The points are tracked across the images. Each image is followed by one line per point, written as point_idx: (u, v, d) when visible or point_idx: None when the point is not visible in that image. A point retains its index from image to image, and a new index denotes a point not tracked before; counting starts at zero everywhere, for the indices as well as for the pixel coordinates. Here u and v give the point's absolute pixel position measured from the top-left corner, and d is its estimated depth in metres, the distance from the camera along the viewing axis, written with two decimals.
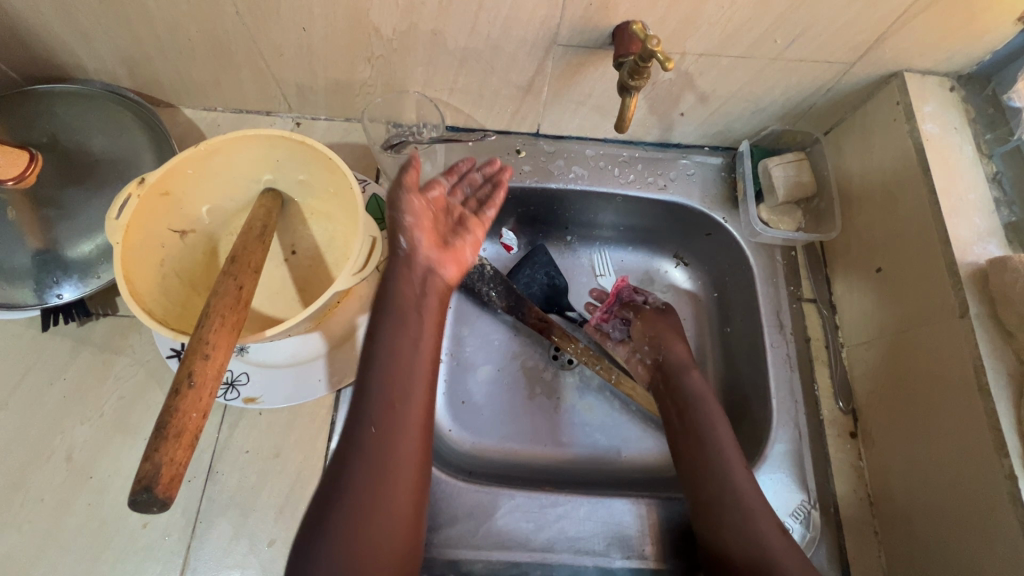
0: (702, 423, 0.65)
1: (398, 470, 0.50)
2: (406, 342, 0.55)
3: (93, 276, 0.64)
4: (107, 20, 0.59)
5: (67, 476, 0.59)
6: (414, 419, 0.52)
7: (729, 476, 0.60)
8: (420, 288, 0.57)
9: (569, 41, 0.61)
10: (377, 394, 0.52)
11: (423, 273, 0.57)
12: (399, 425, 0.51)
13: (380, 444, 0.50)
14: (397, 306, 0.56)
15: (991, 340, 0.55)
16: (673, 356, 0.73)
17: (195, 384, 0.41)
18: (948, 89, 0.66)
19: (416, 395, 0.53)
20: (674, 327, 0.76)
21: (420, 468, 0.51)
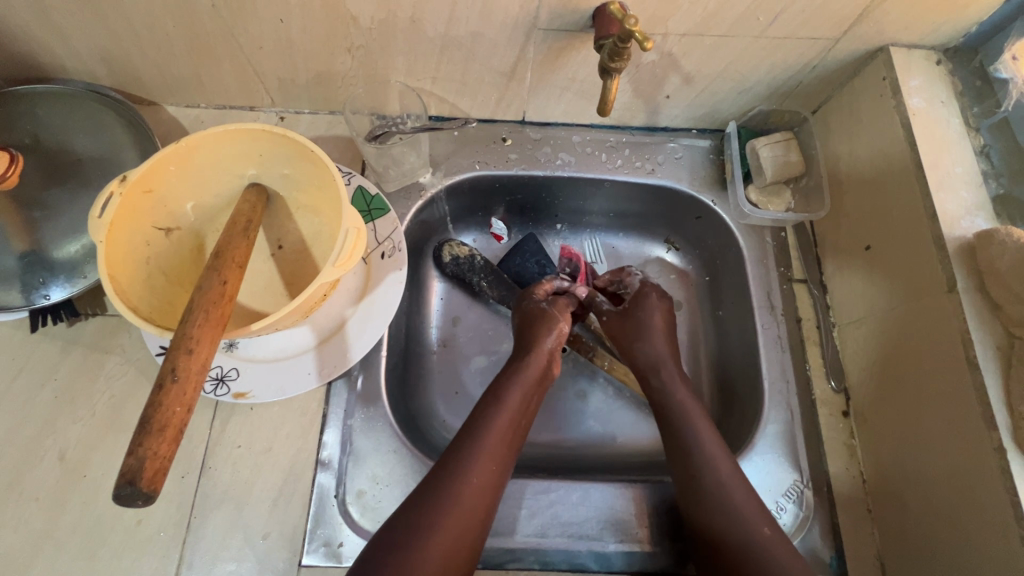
0: (679, 421, 0.64)
1: (467, 512, 0.54)
2: (517, 414, 0.61)
3: (79, 276, 0.64)
4: (83, 17, 0.59)
5: (61, 475, 0.59)
6: (501, 470, 0.57)
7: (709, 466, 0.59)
8: (541, 374, 0.66)
9: (549, 24, 0.60)
10: (475, 445, 0.57)
11: (551, 357, 0.67)
12: (484, 475, 0.56)
13: (466, 488, 0.55)
14: (514, 372, 0.64)
15: (980, 314, 0.54)
16: (646, 352, 0.70)
17: (179, 378, 0.41)
18: (935, 62, 0.66)
19: (495, 449, 0.58)
20: (643, 326, 0.71)
21: (489, 505, 0.55)
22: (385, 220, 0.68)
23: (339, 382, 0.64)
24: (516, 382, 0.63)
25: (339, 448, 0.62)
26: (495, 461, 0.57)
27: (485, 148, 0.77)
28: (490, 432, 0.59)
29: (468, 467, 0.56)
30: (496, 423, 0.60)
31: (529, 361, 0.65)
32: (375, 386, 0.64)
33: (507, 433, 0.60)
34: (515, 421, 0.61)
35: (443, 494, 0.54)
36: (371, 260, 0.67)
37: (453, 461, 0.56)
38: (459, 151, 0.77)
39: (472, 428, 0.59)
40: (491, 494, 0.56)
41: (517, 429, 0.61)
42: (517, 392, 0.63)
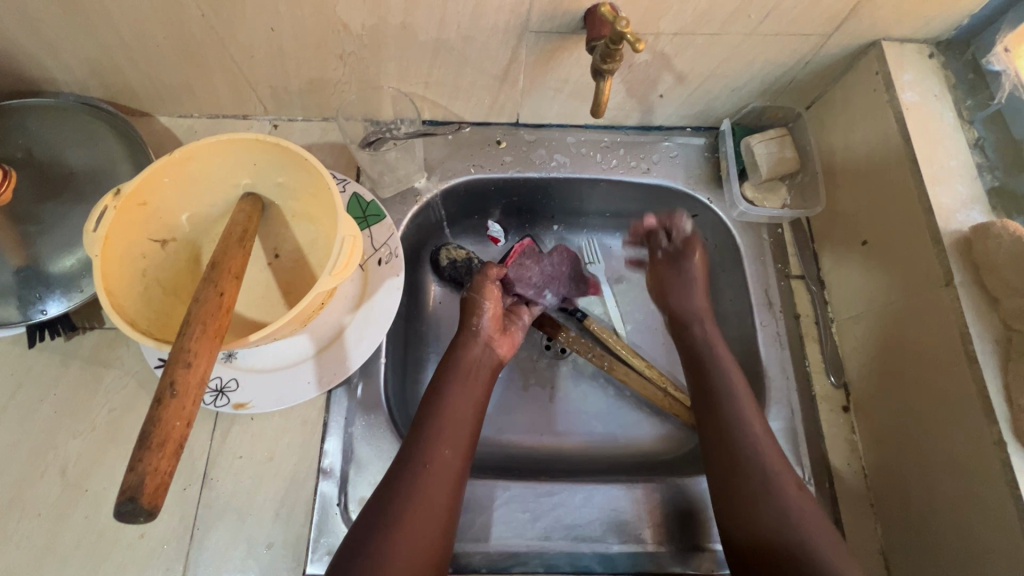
0: (724, 403, 0.61)
1: (428, 501, 0.53)
2: (462, 396, 0.61)
3: (76, 290, 0.64)
4: (73, 30, 0.59)
5: (62, 491, 0.59)
6: (454, 455, 0.57)
7: (761, 457, 0.57)
8: (481, 356, 0.66)
9: (540, 27, 0.60)
10: (427, 432, 0.57)
11: (488, 341, 0.67)
12: (438, 461, 0.55)
13: (424, 476, 0.54)
14: (454, 363, 0.64)
15: (978, 307, 0.55)
16: (684, 304, 0.72)
17: (178, 393, 0.41)
18: (927, 55, 0.66)
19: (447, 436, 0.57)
20: (686, 276, 0.73)
21: (455, 491, 0.55)
22: (381, 226, 0.68)
23: (339, 390, 0.64)
24: (452, 367, 0.64)
25: (341, 456, 0.61)
26: (447, 445, 0.57)
27: (479, 151, 0.77)
28: (440, 418, 0.58)
29: (422, 455, 0.55)
30: (445, 410, 0.59)
31: (465, 347, 0.65)
32: (376, 393, 0.64)
33: (456, 419, 0.59)
34: (465, 406, 0.60)
35: (404, 485, 0.53)
36: (368, 267, 0.66)
37: (408, 452, 0.56)
38: (453, 154, 0.77)
39: (423, 418, 0.59)
40: (453, 479, 0.55)
41: (471, 412, 0.60)
42: (456, 382, 0.62)
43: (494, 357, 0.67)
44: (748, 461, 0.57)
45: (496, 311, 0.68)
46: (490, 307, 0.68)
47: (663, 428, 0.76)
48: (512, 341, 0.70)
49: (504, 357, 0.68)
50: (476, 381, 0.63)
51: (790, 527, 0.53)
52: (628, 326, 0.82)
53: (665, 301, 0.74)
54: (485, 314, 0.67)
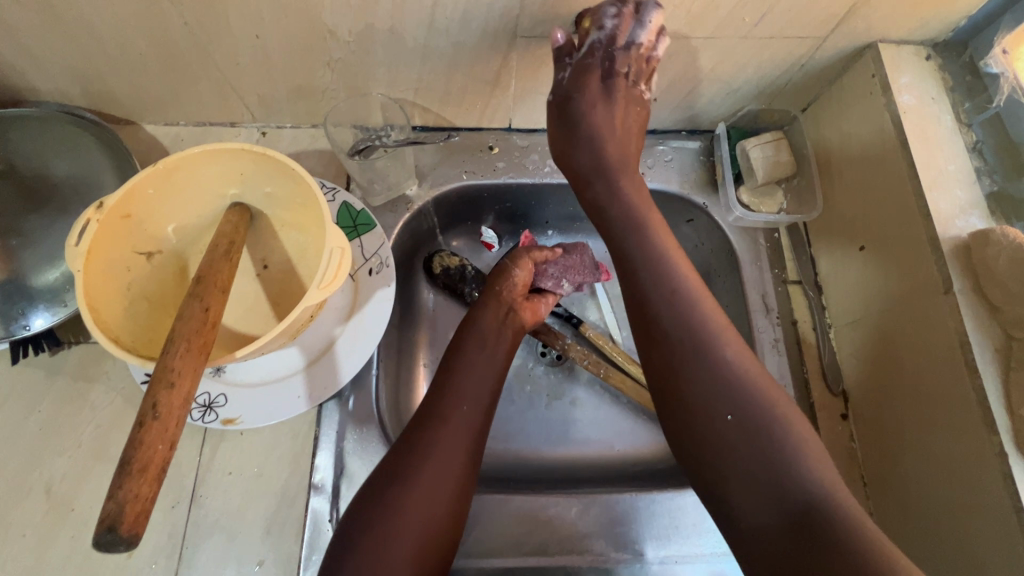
0: (674, 331, 0.56)
1: (447, 453, 0.54)
2: (486, 353, 0.62)
3: (60, 304, 0.62)
4: (54, 40, 0.57)
5: (48, 510, 0.58)
6: (474, 411, 0.58)
7: (719, 373, 0.53)
8: (502, 319, 0.65)
9: (531, 31, 0.59)
10: (450, 387, 0.58)
11: (512, 305, 0.67)
12: (457, 415, 0.56)
13: (444, 430, 0.55)
14: (478, 323, 0.64)
15: (978, 315, 0.54)
16: (576, 161, 0.66)
17: (160, 414, 0.40)
18: (924, 57, 0.65)
19: (469, 390, 0.59)
20: (577, 117, 0.64)
21: (472, 446, 0.56)
22: (372, 235, 0.67)
23: (330, 403, 0.63)
24: (474, 327, 0.64)
25: (332, 471, 0.60)
26: (467, 402, 0.58)
27: (471, 157, 0.76)
28: (462, 375, 0.60)
29: (443, 409, 0.56)
30: (468, 365, 0.61)
31: (489, 308, 0.65)
32: (367, 406, 0.63)
33: (478, 374, 0.60)
34: (488, 363, 0.62)
35: (424, 437, 0.54)
36: (358, 277, 0.65)
37: (429, 408, 0.57)
38: (445, 160, 0.75)
39: (448, 371, 0.60)
40: (472, 434, 0.57)
41: (495, 367, 0.62)
42: (479, 341, 0.63)
43: (517, 322, 0.66)
44: (704, 381, 0.53)
45: (525, 279, 0.68)
46: (518, 275, 0.68)
47: (660, 435, 0.75)
48: (536, 309, 0.69)
49: (526, 324, 0.68)
50: (496, 344, 0.63)
51: (763, 448, 0.50)
52: (624, 332, 0.80)
53: (575, 163, 0.66)
54: (514, 281, 0.67)
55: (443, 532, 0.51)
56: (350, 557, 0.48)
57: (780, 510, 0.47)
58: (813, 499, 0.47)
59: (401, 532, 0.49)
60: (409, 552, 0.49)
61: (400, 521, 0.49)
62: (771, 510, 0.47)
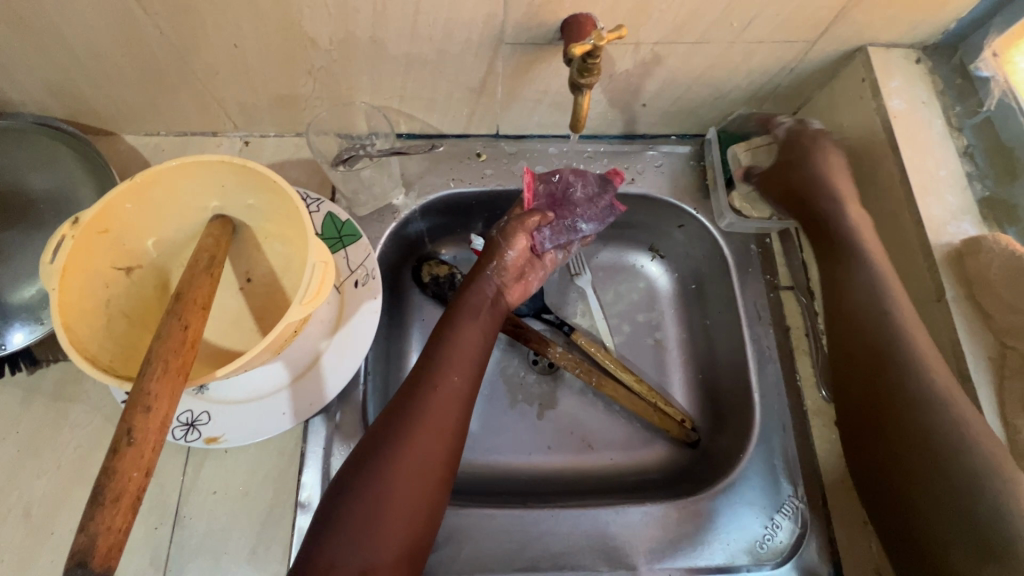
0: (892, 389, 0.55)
1: (435, 423, 0.51)
2: (475, 327, 0.59)
3: (37, 321, 0.61)
4: (24, 51, 0.56)
5: (27, 534, 0.56)
6: (464, 380, 0.55)
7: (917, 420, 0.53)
8: (493, 300, 0.62)
9: (516, 38, 0.58)
10: (436, 358, 0.55)
11: (501, 286, 0.63)
12: (446, 384, 0.53)
13: (432, 398, 0.52)
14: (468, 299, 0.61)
15: (971, 324, 0.54)
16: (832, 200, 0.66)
17: (135, 440, 0.39)
18: (914, 60, 0.64)
19: (457, 359, 0.55)
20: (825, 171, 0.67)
21: (461, 415, 0.53)
22: (357, 246, 0.66)
23: (317, 418, 0.62)
24: (464, 307, 0.60)
25: (320, 488, 0.59)
26: (456, 372, 0.54)
27: (459, 164, 0.75)
28: (451, 343, 0.56)
29: (433, 377, 0.53)
30: (456, 335, 0.57)
31: (477, 288, 0.62)
32: (354, 421, 0.62)
33: (468, 343, 0.57)
34: (478, 333, 0.58)
35: (412, 405, 0.51)
36: (345, 289, 0.64)
37: (419, 377, 0.54)
38: (432, 168, 0.74)
39: (436, 342, 0.57)
40: (461, 404, 0.53)
41: (484, 336, 0.59)
42: (471, 310, 0.60)
43: (504, 305, 0.64)
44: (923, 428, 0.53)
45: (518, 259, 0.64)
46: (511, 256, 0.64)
47: (654, 444, 0.74)
48: (524, 289, 0.67)
49: (512, 304, 0.65)
50: (487, 330, 0.60)
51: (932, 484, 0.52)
52: (616, 339, 0.79)
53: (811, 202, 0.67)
54: (506, 262, 0.63)
55: (429, 507, 0.48)
56: (332, 526, 0.45)
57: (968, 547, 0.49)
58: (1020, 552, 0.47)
59: (385, 502, 0.46)
60: (395, 522, 0.46)
61: (385, 491, 0.47)
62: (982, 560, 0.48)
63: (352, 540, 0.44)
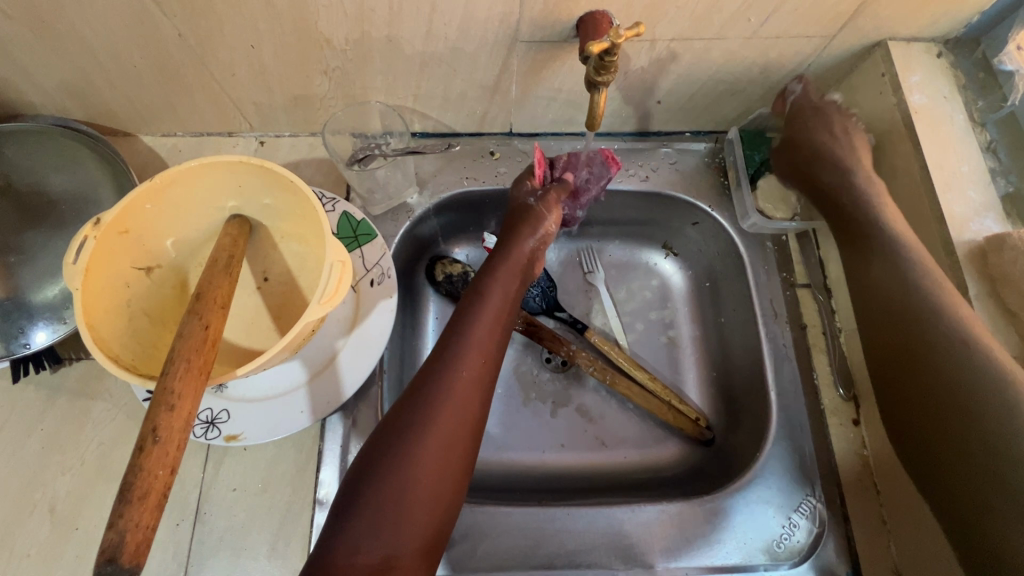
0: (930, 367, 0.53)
1: (458, 407, 0.50)
2: (505, 303, 0.57)
3: (59, 320, 0.62)
4: (46, 54, 0.56)
5: (52, 529, 0.58)
6: (485, 364, 0.53)
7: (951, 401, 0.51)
8: (528, 269, 0.61)
9: (531, 36, 0.57)
10: (458, 339, 0.53)
11: (534, 256, 0.62)
12: (470, 368, 0.52)
13: (453, 384, 0.51)
14: (504, 269, 0.59)
15: (994, 323, 0.53)
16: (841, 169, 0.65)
17: (160, 439, 0.39)
18: (936, 55, 0.63)
19: (482, 339, 0.54)
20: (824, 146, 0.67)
21: (484, 399, 0.52)
22: (373, 245, 0.66)
23: (334, 416, 0.62)
24: (501, 275, 0.59)
25: (337, 486, 0.59)
26: (479, 354, 0.53)
27: (472, 163, 0.75)
28: (473, 324, 0.54)
29: (454, 361, 0.52)
30: (482, 313, 0.55)
31: (517, 256, 0.60)
32: (371, 418, 0.63)
33: (492, 324, 0.55)
34: (501, 312, 0.57)
35: (434, 389, 0.50)
36: (360, 289, 0.64)
37: (440, 358, 0.52)
38: (446, 167, 0.74)
39: (459, 322, 0.55)
40: (483, 388, 0.52)
41: (506, 316, 0.57)
42: (498, 286, 0.58)
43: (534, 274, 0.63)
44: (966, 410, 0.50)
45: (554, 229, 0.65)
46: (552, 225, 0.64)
47: (668, 442, 0.74)
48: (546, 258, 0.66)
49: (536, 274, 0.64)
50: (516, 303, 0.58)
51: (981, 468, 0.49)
52: (629, 337, 0.78)
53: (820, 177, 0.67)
54: (545, 230, 0.63)
55: (453, 489, 0.48)
56: (358, 509, 0.45)
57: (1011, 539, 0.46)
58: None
59: (411, 484, 0.46)
60: (419, 504, 0.46)
61: (412, 475, 0.46)
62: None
63: (379, 523, 0.44)
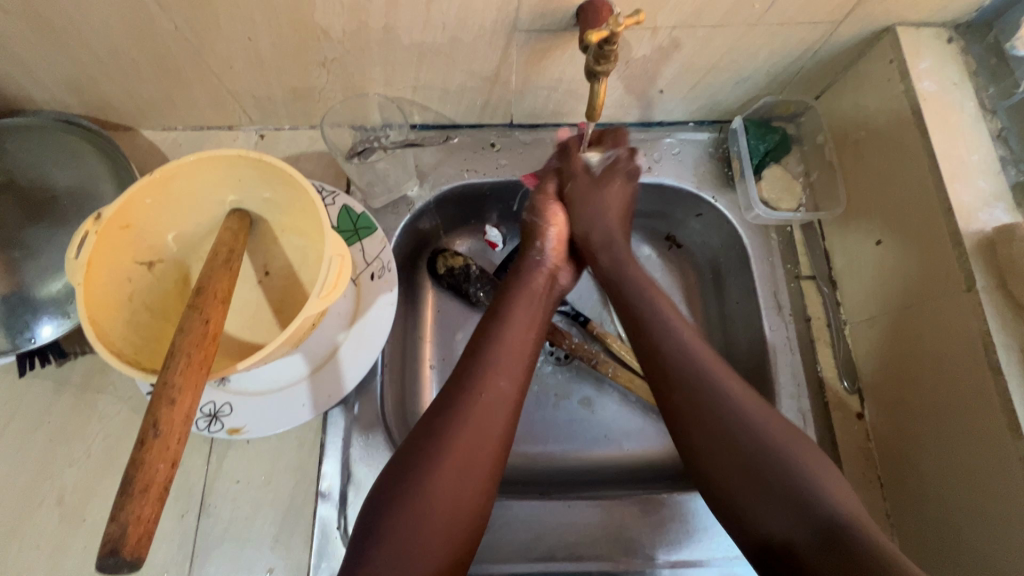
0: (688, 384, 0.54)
1: (481, 428, 0.51)
2: (523, 320, 0.60)
3: (64, 314, 0.62)
4: (44, 48, 0.56)
5: (60, 520, 0.59)
6: (510, 385, 0.54)
7: (702, 398, 0.53)
8: (547, 285, 0.66)
9: (530, 25, 0.57)
10: (481, 362, 0.55)
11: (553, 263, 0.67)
12: (493, 390, 0.53)
13: (478, 403, 0.52)
14: (525, 283, 0.64)
15: (1002, 314, 0.52)
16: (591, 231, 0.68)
17: (161, 432, 0.40)
18: (946, 40, 0.62)
19: (504, 362, 0.56)
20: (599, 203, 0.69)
21: (510, 418, 0.53)
22: (373, 238, 0.66)
23: (336, 410, 0.62)
24: (521, 290, 0.63)
25: (339, 478, 0.60)
26: (503, 376, 0.54)
27: (473, 155, 0.74)
28: (493, 345, 0.57)
29: (475, 382, 0.53)
30: (503, 336, 0.58)
31: (527, 270, 0.66)
32: (373, 412, 0.63)
33: (513, 347, 0.57)
34: (522, 333, 0.59)
35: (456, 409, 0.52)
36: (361, 282, 0.64)
37: (461, 379, 0.54)
38: (446, 159, 0.74)
39: (481, 345, 0.57)
40: (508, 409, 0.53)
41: (529, 338, 0.59)
42: (517, 308, 0.61)
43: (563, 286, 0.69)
44: (713, 411, 0.52)
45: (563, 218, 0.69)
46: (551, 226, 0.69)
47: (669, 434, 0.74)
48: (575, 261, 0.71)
49: (564, 283, 0.69)
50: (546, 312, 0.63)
51: (768, 466, 0.49)
52: None
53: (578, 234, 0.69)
54: (547, 236, 0.68)
55: (477, 512, 0.49)
56: (381, 530, 0.45)
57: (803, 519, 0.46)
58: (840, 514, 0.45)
59: (434, 504, 0.47)
60: (442, 524, 0.46)
61: (433, 492, 0.47)
62: (799, 523, 0.46)
63: (401, 543, 0.45)
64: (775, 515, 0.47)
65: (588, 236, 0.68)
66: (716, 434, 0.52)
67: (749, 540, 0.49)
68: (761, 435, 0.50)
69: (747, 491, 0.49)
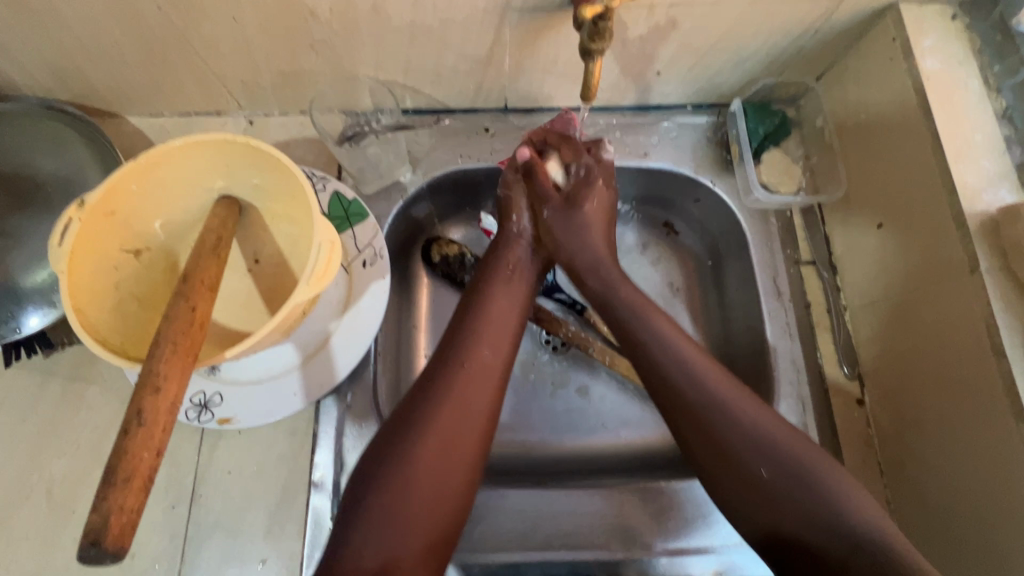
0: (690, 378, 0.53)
1: (462, 404, 0.50)
2: (508, 297, 0.59)
3: (50, 304, 0.61)
4: (23, 31, 0.55)
5: (49, 512, 0.58)
6: (493, 358, 0.54)
7: (705, 389, 0.52)
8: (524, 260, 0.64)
9: (523, 4, 0.55)
10: (466, 337, 0.54)
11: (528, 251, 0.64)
12: (476, 363, 0.52)
13: (462, 377, 0.51)
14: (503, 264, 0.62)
15: (1005, 296, 0.51)
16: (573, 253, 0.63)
17: (145, 421, 0.39)
18: (950, 17, 0.60)
19: (490, 338, 0.55)
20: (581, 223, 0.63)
21: (496, 395, 0.52)
22: (365, 225, 0.65)
23: (328, 399, 0.62)
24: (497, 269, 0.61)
25: (332, 468, 0.59)
26: (486, 348, 0.54)
27: (467, 140, 0.73)
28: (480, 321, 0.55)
29: (458, 358, 0.53)
30: (489, 311, 0.57)
31: (503, 251, 0.63)
32: (367, 401, 0.62)
33: (497, 322, 0.56)
34: (510, 311, 0.58)
35: (438, 387, 0.51)
36: (353, 269, 0.63)
37: (444, 356, 0.53)
38: (440, 144, 0.73)
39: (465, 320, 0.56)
40: (492, 384, 0.53)
41: (519, 315, 0.58)
42: (501, 286, 0.60)
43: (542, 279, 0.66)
44: (721, 414, 0.51)
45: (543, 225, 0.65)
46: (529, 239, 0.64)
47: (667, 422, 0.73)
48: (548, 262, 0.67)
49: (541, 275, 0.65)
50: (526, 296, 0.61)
51: (778, 463, 0.49)
52: None
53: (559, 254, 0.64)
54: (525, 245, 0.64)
55: (459, 486, 0.48)
56: (365, 510, 0.45)
57: (815, 519, 0.46)
58: (855, 524, 0.45)
59: (415, 481, 0.46)
60: (423, 502, 0.46)
61: (414, 485, 0.46)
62: (808, 522, 0.46)
63: (385, 520, 0.44)
64: (757, 505, 0.49)
65: (573, 256, 0.63)
66: (719, 430, 0.51)
67: (756, 530, 0.49)
68: (752, 438, 0.50)
69: (756, 496, 0.49)
